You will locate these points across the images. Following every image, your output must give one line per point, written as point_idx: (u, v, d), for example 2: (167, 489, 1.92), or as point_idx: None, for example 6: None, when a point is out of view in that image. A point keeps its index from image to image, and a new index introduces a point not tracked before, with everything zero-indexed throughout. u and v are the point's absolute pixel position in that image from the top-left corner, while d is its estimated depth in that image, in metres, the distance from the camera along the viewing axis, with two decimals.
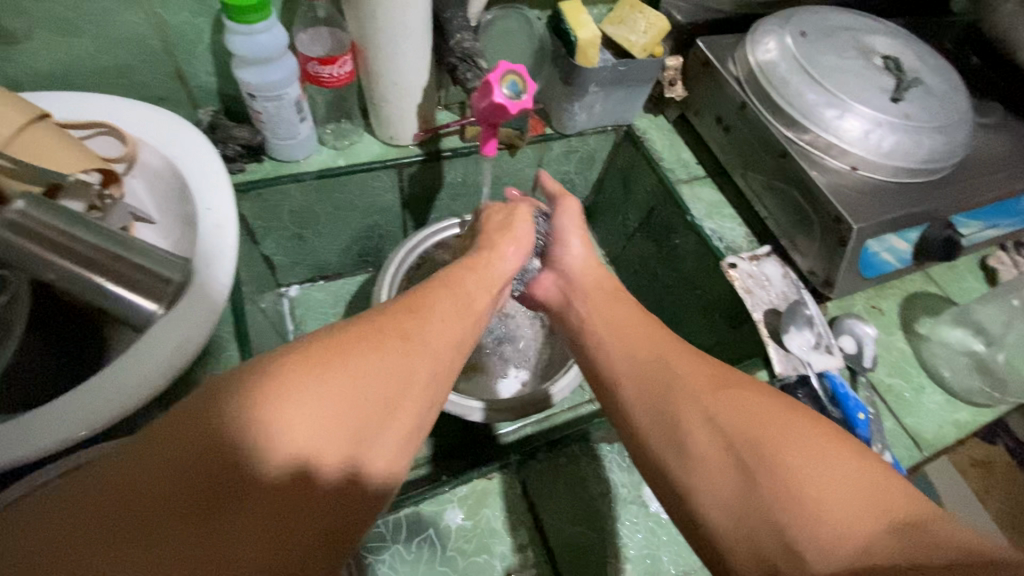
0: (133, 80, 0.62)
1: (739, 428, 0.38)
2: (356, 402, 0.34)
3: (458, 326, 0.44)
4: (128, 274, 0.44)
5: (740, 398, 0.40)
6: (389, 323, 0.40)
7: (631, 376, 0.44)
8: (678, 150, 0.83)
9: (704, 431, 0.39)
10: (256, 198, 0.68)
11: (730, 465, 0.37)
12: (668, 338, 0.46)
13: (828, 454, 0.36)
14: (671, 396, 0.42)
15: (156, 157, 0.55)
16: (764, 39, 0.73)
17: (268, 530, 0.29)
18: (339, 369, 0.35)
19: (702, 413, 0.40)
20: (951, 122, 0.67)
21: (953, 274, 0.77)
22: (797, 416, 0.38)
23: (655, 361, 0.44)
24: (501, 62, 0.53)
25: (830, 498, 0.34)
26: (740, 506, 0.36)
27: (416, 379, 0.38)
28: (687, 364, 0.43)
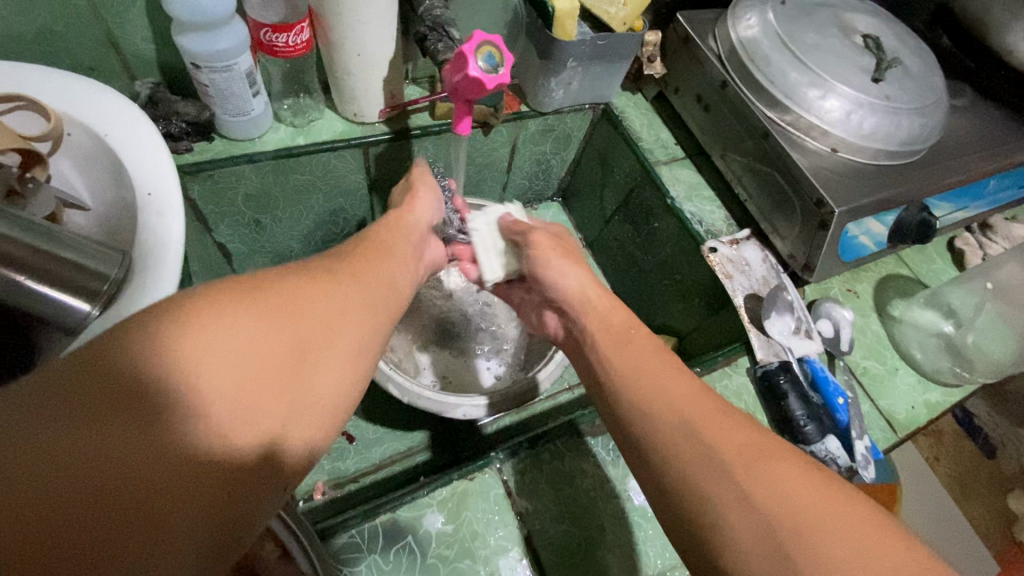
0: (56, 47, 0.55)
1: (779, 514, 0.33)
2: (308, 312, 0.33)
3: (393, 270, 0.43)
4: (55, 271, 0.39)
5: (777, 473, 0.35)
6: (320, 268, 0.37)
7: (662, 450, 0.39)
8: (657, 130, 0.80)
9: (737, 513, 0.34)
10: (206, 181, 0.62)
11: (770, 557, 0.32)
12: (689, 384, 0.42)
13: (883, 554, 0.32)
14: (696, 472, 0.37)
15: (86, 135, 0.49)
16: (746, 14, 0.71)
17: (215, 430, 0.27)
18: (261, 293, 0.32)
19: (734, 491, 0.35)
20: (928, 103, 0.67)
21: (923, 256, 0.78)
22: (843, 501, 0.34)
23: (675, 425, 0.39)
24: (476, 31, 0.49)
25: None
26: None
27: (363, 307, 0.36)
28: (706, 420, 0.39)
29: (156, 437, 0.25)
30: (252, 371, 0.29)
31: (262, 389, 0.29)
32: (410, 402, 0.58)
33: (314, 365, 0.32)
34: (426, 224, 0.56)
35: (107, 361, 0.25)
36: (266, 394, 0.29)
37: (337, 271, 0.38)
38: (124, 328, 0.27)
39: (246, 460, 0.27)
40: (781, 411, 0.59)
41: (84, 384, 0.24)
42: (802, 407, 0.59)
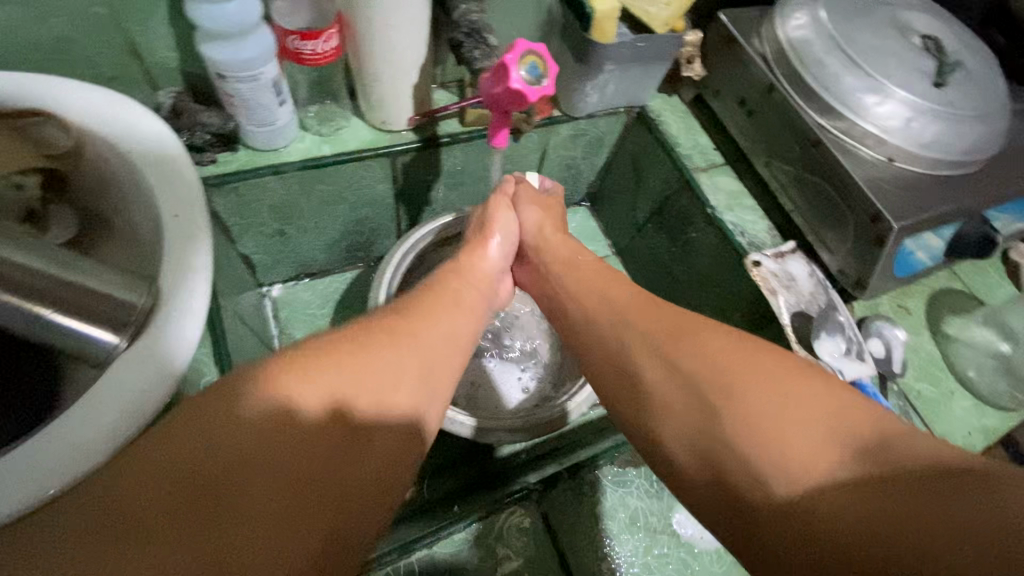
0: (75, 56, 0.53)
1: (696, 372, 0.41)
2: (362, 379, 0.41)
3: (455, 324, 0.49)
4: (85, 303, 0.39)
5: (698, 340, 0.43)
6: (372, 327, 0.45)
7: (610, 345, 0.47)
8: (694, 135, 0.76)
9: (666, 381, 0.42)
10: (230, 192, 0.59)
11: (693, 407, 0.40)
12: (630, 296, 0.49)
13: (794, 392, 0.38)
14: (631, 356, 0.45)
15: (108, 151, 0.46)
16: (795, 12, 0.67)
17: (289, 504, 0.35)
18: (327, 349, 0.41)
19: (662, 360, 0.43)
20: (993, 110, 0.62)
21: (978, 269, 0.74)
22: (757, 357, 0.40)
23: (613, 319, 0.48)
24: (519, 40, 0.46)
25: (797, 432, 0.36)
26: (706, 461, 0.38)
27: (412, 367, 0.43)
28: (644, 320, 0.46)
29: (245, 507, 0.34)
30: (315, 447, 0.37)
31: (334, 455, 0.37)
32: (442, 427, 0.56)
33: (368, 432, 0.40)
34: (499, 242, 0.59)
35: (223, 400, 0.36)
36: (324, 437, 0.38)
37: (390, 334, 0.44)
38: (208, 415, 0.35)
39: (314, 494, 0.36)
40: None
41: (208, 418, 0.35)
42: None
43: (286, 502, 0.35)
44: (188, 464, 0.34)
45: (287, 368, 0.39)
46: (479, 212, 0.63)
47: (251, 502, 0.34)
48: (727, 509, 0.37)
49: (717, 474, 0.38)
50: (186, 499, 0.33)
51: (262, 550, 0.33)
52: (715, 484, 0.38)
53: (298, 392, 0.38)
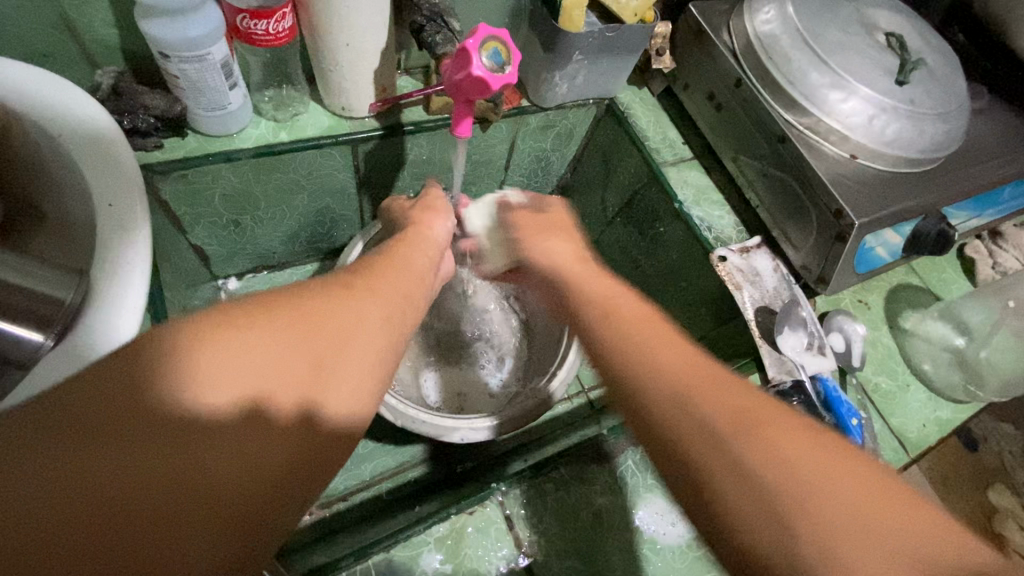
0: (3, 31, 0.49)
1: (757, 432, 0.30)
2: (327, 330, 0.32)
3: (413, 286, 0.42)
4: (11, 300, 0.36)
5: (736, 390, 0.32)
6: (326, 283, 0.36)
7: (628, 385, 0.34)
8: (664, 128, 0.76)
9: (708, 450, 0.30)
10: (179, 180, 0.56)
11: (744, 492, 0.29)
12: (665, 334, 0.36)
13: (863, 489, 0.28)
14: (658, 381, 0.33)
15: (38, 135, 0.43)
16: (763, 6, 0.66)
17: (228, 467, 0.26)
18: (287, 318, 0.31)
19: (699, 416, 0.31)
20: (952, 109, 0.63)
21: (934, 265, 0.76)
22: (829, 454, 0.29)
23: (622, 336, 0.37)
24: (481, 25, 0.44)
25: (872, 559, 0.26)
26: (755, 547, 0.28)
27: (375, 329, 0.35)
28: (681, 361, 0.34)
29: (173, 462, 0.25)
30: (271, 399, 0.29)
31: (285, 412, 0.29)
32: (403, 425, 0.55)
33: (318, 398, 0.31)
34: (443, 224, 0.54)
35: (168, 353, 0.27)
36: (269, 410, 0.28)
37: (348, 288, 0.37)
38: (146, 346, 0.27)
39: (262, 455, 0.27)
40: None
41: (141, 372, 0.26)
42: None
43: (231, 459, 0.26)
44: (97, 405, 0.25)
45: (233, 310, 0.30)
46: (418, 198, 0.58)
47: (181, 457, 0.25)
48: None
49: (761, 566, 0.27)
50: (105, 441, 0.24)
51: (198, 514, 0.25)
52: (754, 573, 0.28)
53: (250, 334, 0.29)
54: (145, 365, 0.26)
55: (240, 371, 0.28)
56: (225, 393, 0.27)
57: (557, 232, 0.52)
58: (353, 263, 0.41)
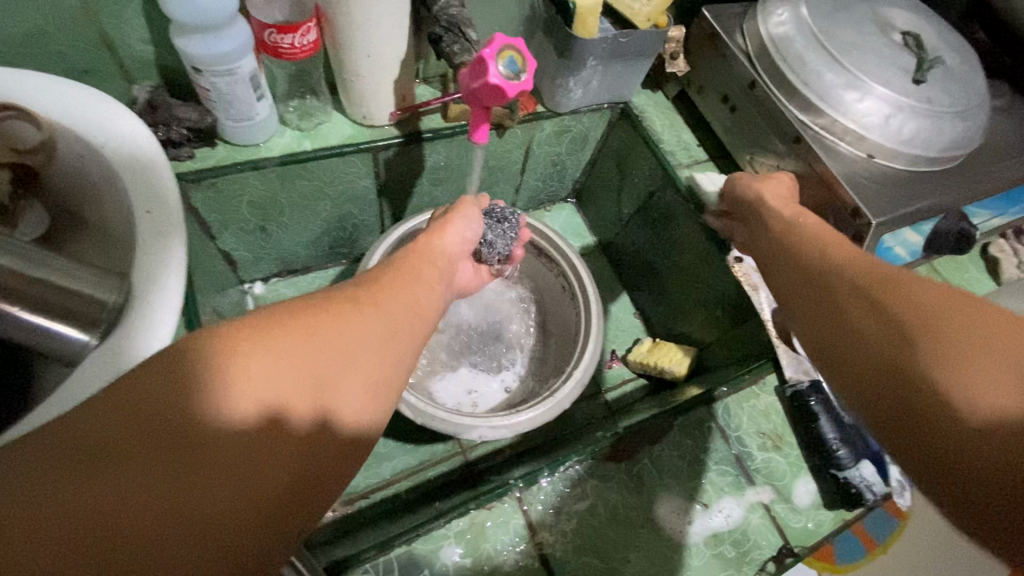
0: (48, 50, 0.52)
1: (893, 294, 0.35)
2: (333, 340, 0.33)
3: (420, 297, 0.41)
4: (53, 300, 0.38)
5: (897, 276, 0.37)
6: (344, 293, 0.37)
7: (817, 272, 0.41)
8: (678, 131, 0.77)
9: (858, 305, 0.36)
10: (209, 188, 0.59)
11: (882, 327, 0.34)
12: (852, 254, 0.41)
13: (1002, 331, 0.30)
14: (831, 271, 0.40)
15: (81, 147, 0.46)
16: (777, 8, 0.67)
17: (231, 475, 0.27)
18: (279, 334, 0.32)
19: (852, 286, 0.38)
20: (971, 107, 0.63)
21: (956, 264, 0.75)
22: (986, 312, 0.31)
23: (804, 251, 0.44)
24: (497, 34, 0.45)
25: (987, 366, 0.28)
26: (876, 374, 0.32)
27: (383, 340, 0.36)
28: (855, 263, 0.39)
29: (173, 475, 0.26)
30: (275, 409, 0.29)
31: (290, 422, 0.30)
32: (422, 423, 0.56)
33: (323, 406, 0.31)
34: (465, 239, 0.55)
35: (165, 374, 0.28)
36: (273, 425, 0.29)
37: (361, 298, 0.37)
38: (164, 360, 0.29)
39: (265, 463, 0.28)
40: (813, 433, 0.57)
41: (163, 383, 0.28)
42: (834, 429, 0.57)
43: (236, 465, 0.27)
44: (115, 419, 0.26)
45: (251, 322, 0.32)
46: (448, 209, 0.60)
47: (185, 467, 0.26)
48: (905, 434, 0.30)
49: (900, 400, 0.31)
50: (114, 452, 0.26)
51: (201, 520, 0.26)
52: (899, 409, 0.31)
53: (260, 346, 0.30)
54: (144, 384, 0.27)
55: (244, 383, 0.29)
56: (214, 409, 0.28)
57: (772, 181, 0.58)
58: (362, 276, 0.42)
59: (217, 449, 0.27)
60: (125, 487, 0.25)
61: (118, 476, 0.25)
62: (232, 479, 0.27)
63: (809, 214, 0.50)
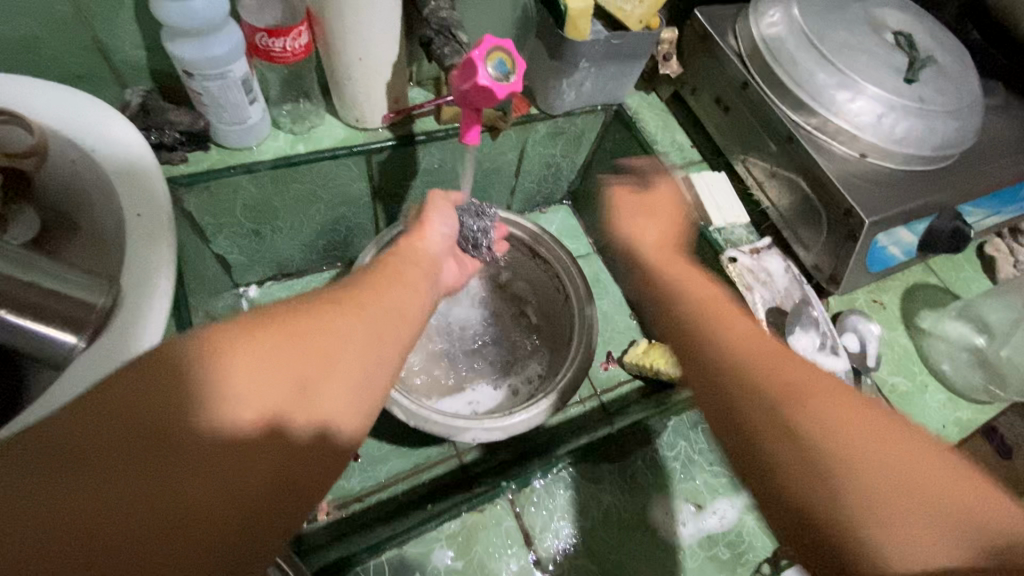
0: (41, 55, 0.52)
1: (792, 404, 0.35)
2: (317, 343, 0.34)
3: (403, 299, 0.42)
4: (44, 304, 0.38)
5: (794, 372, 0.37)
6: (327, 297, 0.38)
7: (709, 360, 0.41)
8: (672, 133, 0.77)
9: (757, 411, 0.35)
10: (202, 192, 0.59)
11: (788, 448, 0.33)
12: (746, 331, 0.42)
13: (896, 459, 0.31)
14: (728, 357, 0.40)
15: (72, 151, 0.46)
16: (769, 10, 0.67)
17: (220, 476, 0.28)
18: (269, 338, 0.33)
19: (754, 382, 0.37)
20: (963, 106, 0.63)
21: (953, 264, 0.74)
22: (880, 430, 0.33)
23: (706, 326, 0.43)
24: (486, 37, 0.46)
25: (892, 509, 0.30)
26: (792, 513, 0.32)
27: (367, 341, 0.37)
28: (764, 369, 0.37)
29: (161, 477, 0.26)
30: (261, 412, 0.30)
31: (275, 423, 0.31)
32: (416, 425, 0.56)
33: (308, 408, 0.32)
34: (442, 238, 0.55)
35: (158, 372, 0.29)
36: (258, 426, 0.30)
37: (344, 301, 0.38)
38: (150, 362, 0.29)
39: (252, 463, 0.29)
40: None
41: (151, 385, 0.28)
42: None
43: (223, 467, 0.28)
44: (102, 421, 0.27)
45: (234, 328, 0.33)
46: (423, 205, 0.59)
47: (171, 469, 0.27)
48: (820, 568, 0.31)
49: (814, 542, 0.31)
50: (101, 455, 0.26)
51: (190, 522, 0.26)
52: (813, 548, 0.31)
53: (245, 350, 0.31)
54: (131, 387, 0.28)
55: (227, 388, 0.30)
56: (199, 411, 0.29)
57: (655, 215, 0.64)
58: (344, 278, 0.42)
59: (204, 449, 0.28)
60: (111, 491, 0.25)
61: (104, 479, 0.25)
62: (220, 479, 0.28)
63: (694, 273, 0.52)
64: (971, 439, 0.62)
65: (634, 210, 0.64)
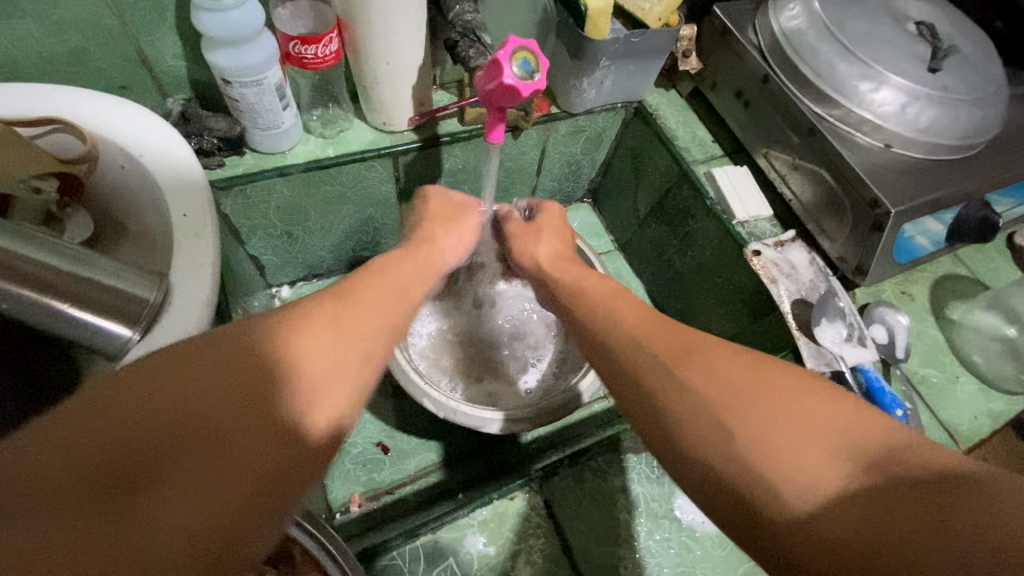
0: (90, 67, 0.55)
1: (698, 382, 0.34)
2: (322, 341, 0.34)
3: (400, 304, 0.42)
4: (96, 297, 0.39)
5: (702, 350, 0.37)
6: (331, 295, 0.38)
7: (619, 353, 0.40)
8: (693, 128, 0.77)
9: (671, 391, 0.35)
10: (238, 195, 0.61)
11: (700, 421, 0.33)
12: (646, 316, 0.43)
13: (796, 409, 0.31)
14: (633, 348, 0.40)
15: (120, 156, 0.49)
16: (788, 3, 0.67)
17: (225, 465, 0.27)
18: (312, 326, 0.34)
19: (666, 369, 0.37)
20: (989, 94, 0.62)
21: (982, 255, 0.73)
22: (779, 380, 0.33)
23: (618, 320, 0.43)
24: (510, 36, 0.47)
25: (796, 453, 0.30)
26: (719, 488, 0.31)
27: (367, 340, 0.37)
28: (660, 340, 0.39)
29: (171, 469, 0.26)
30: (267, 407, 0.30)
31: (285, 420, 0.30)
32: (445, 416, 0.59)
33: (316, 408, 0.32)
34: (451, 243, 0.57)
35: (212, 350, 0.30)
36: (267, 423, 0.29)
37: (351, 302, 0.38)
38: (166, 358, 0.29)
39: (256, 459, 0.28)
40: None
41: (162, 374, 0.28)
42: None
43: (228, 463, 0.27)
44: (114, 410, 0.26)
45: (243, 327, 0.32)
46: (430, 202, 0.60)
47: (179, 461, 0.26)
48: (748, 534, 0.30)
49: (739, 510, 0.31)
50: (112, 441, 0.26)
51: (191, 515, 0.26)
52: (740, 516, 0.30)
53: (253, 346, 0.31)
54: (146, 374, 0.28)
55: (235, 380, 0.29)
56: (209, 402, 0.28)
57: (542, 235, 0.64)
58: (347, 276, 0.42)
59: (213, 441, 0.27)
60: (115, 473, 0.25)
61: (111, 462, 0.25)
62: (223, 474, 0.27)
63: (589, 277, 0.53)
64: (1005, 431, 0.61)
65: (520, 237, 0.65)
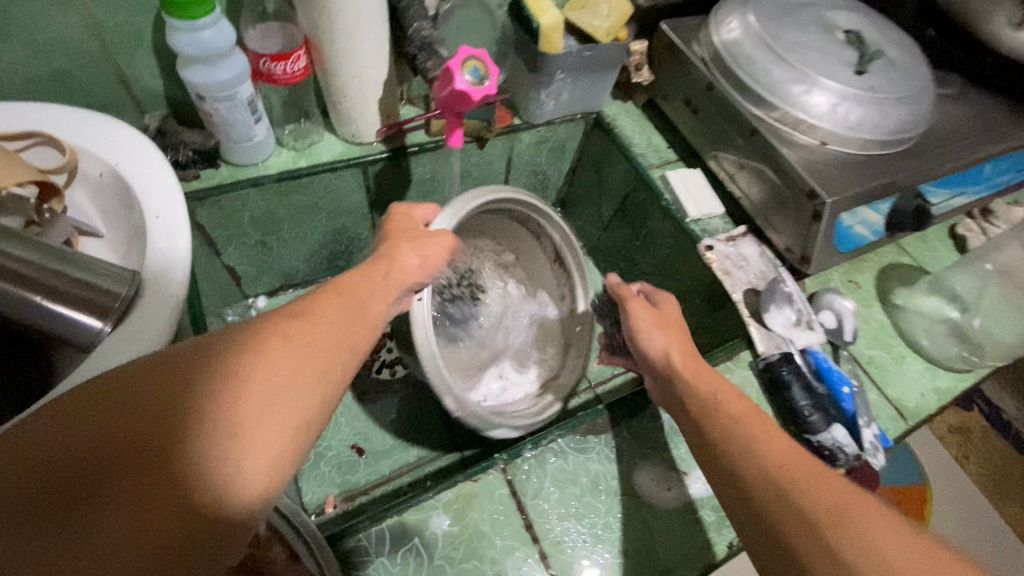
0: (71, 87, 0.59)
1: (846, 546, 0.32)
2: (248, 379, 0.30)
3: (351, 331, 0.38)
4: (70, 291, 0.42)
5: (855, 506, 0.34)
6: (271, 324, 0.35)
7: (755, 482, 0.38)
8: (648, 135, 0.82)
9: (809, 543, 0.33)
10: (213, 206, 0.64)
11: None
12: (792, 449, 0.40)
13: None
14: (775, 482, 0.37)
15: (99, 165, 0.52)
16: (727, 18, 0.72)
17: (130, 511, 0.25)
18: (245, 363, 0.31)
19: (804, 518, 0.34)
20: (913, 93, 0.68)
21: (923, 244, 0.78)
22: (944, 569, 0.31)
23: (754, 447, 0.41)
24: (461, 47, 0.51)
25: None
26: None
27: (304, 376, 0.33)
28: (808, 476, 0.37)
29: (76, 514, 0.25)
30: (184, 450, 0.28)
31: (203, 466, 0.28)
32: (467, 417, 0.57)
33: (238, 453, 0.29)
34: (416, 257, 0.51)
35: (141, 384, 0.29)
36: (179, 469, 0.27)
37: (293, 331, 0.35)
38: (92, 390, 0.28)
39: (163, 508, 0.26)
40: (787, 404, 0.59)
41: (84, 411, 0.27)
42: (807, 398, 0.59)
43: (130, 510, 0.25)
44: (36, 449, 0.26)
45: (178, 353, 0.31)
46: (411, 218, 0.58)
47: (89, 505, 0.25)
48: None
49: None
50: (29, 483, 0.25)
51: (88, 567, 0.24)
52: None
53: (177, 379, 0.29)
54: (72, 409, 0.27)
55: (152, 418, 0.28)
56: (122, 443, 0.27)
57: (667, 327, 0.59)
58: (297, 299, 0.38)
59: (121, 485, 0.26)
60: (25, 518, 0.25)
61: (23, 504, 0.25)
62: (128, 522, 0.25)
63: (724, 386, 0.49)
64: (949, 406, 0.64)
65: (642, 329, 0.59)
